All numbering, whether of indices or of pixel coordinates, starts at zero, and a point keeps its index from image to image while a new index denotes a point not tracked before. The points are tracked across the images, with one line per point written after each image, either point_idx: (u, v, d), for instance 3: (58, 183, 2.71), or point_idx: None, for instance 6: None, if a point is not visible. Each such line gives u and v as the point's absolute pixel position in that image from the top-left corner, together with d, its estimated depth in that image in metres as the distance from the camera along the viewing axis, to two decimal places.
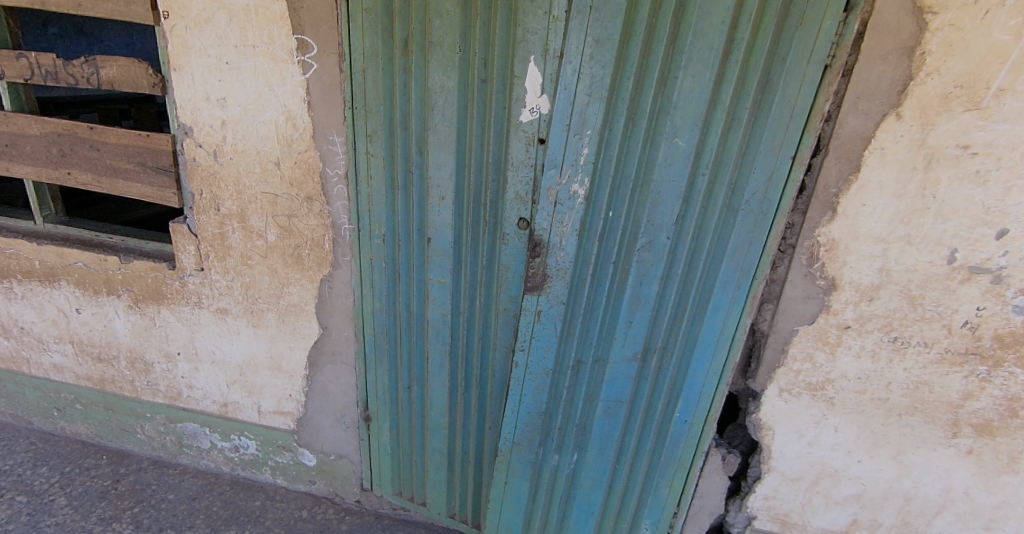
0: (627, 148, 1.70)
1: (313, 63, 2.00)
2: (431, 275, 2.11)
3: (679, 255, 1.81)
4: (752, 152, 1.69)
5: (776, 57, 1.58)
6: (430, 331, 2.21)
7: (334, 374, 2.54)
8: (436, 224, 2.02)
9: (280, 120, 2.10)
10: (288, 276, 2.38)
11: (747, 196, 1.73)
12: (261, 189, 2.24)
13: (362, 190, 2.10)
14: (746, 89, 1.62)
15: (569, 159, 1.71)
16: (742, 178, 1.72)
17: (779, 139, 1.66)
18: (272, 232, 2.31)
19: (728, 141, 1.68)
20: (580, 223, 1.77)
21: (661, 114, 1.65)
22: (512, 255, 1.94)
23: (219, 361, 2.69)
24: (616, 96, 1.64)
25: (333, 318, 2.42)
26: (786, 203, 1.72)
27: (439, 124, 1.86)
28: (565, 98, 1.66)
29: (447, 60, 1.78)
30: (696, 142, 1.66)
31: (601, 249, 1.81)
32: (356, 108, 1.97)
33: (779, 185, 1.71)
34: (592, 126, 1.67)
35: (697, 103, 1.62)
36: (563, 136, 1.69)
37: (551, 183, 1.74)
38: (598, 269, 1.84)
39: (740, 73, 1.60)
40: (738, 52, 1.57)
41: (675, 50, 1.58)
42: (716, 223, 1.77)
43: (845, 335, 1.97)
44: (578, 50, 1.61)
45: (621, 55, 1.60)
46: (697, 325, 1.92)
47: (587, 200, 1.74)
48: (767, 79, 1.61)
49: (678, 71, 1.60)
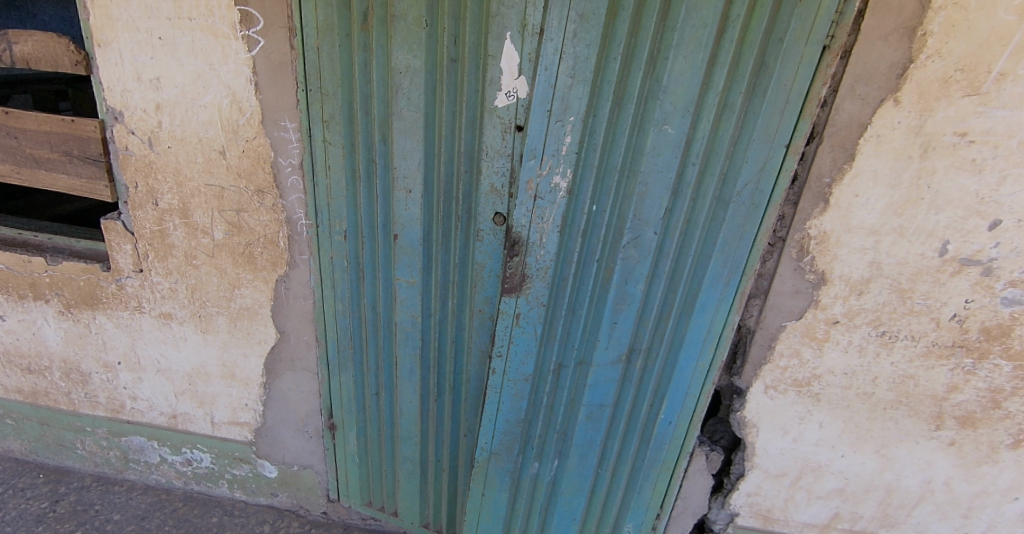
0: (613, 136, 1.55)
1: (259, 39, 1.76)
2: (399, 274, 1.94)
3: (666, 250, 1.69)
4: (745, 141, 1.57)
5: (772, 37, 1.46)
6: (399, 335, 2.04)
7: (293, 381, 2.35)
8: (403, 219, 1.84)
9: (224, 104, 1.87)
10: (239, 277, 2.17)
11: (739, 188, 1.62)
12: (205, 182, 2.00)
13: (320, 181, 1.90)
14: (740, 71, 1.50)
15: (550, 149, 1.56)
16: (733, 168, 1.61)
17: (773, 126, 1.55)
18: (219, 228, 2.08)
19: (720, 128, 1.56)
20: (561, 218, 1.62)
21: (649, 99, 1.51)
22: (487, 253, 1.79)
23: (165, 370, 2.45)
24: (601, 78, 1.49)
25: (291, 322, 2.22)
26: (779, 194, 1.62)
27: (404, 109, 1.68)
28: (545, 80, 1.50)
29: (412, 36, 1.59)
30: (687, 130, 1.53)
31: (583, 245, 1.67)
32: (310, 90, 1.76)
33: (772, 175, 1.60)
34: (575, 112, 1.52)
35: (688, 87, 1.49)
36: (542, 123, 1.54)
37: (530, 174, 1.59)
38: (581, 268, 1.70)
39: (734, 54, 1.47)
40: (733, 31, 1.45)
41: (665, 27, 1.44)
42: (706, 216, 1.66)
43: (833, 331, 1.88)
44: (560, 26, 1.45)
45: (607, 32, 1.45)
46: (683, 324, 1.81)
47: (570, 193, 1.60)
48: (762, 61, 1.49)
49: (669, 51, 1.46)
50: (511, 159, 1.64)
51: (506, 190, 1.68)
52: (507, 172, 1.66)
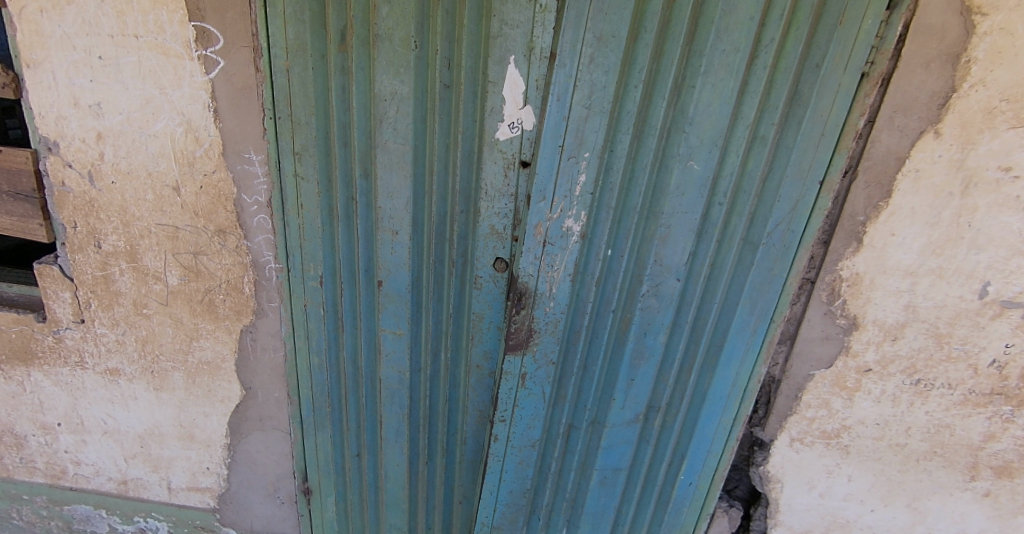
0: (632, 173, 1.37)
1: (218, 60, 1.52)
2: (383, 325, 1.70)
3: (689, 298, 1.51)
4: (776, 177, 1.38)
5: (808, 63, 1.28)
6: (384, 392, 1.80)
7: (262, 442, 2.07)
8: (388, 264, 1.61)
9: (177, 133, 1.62)
10: (197, 328, 1.90)
11: (770, 228, 1.42)
12: (156, 221, 1.74)
13: (291, 221, 1.65)
14: (772, 101, 1.31)
15: (562, 188, 1.36)
16: (767, 206, 1.40)
17: (807, 161, 1.35)
18: (173, 273, 1.81)
19: (749, 163, 1.37)
20: (574, 266, 1.43)
21: (673, 131, 1.33)
22: (486, 301, 1.59)
23: (113, 432, 2.15)
24: (620, 110, 1.31)
25: (258, 377, 1.96)
26: (812, 235, 1.41)
27: (389, 141, 1.46)
28: (554, 111, 1.31)
29: (398, 59, 1.37)
30: (714, 166, 1.35)
31: (598, 294, 1.48)
32: (278, 118, 1.53)
33: (805, 214, 1.40)
34: (591, 147, 1.33)
35: (717, 118, 1.31)
36: (551, 158, 1.34)
37: (538, 217, 1.39)
38: (595, 319, 1.51)
39: (765, 81, 1.29)
40: (766, 56, 1.27)
41: (691, 52, 1.27)
42: (734, 259, 1.46)
43: (865, 379, 1.72)
44: (573, 51, 1.26)
45: (626, 58, 1.27)
46: (705, 379, 1.61)
47: (583, 238, 1.41)
48: (795, 88, 1.30)
49: (695, 79, 1.29)
50: (515, 198, 1.45)
51: (508, 232, 1.49)
52: (511, 213, 1.46)
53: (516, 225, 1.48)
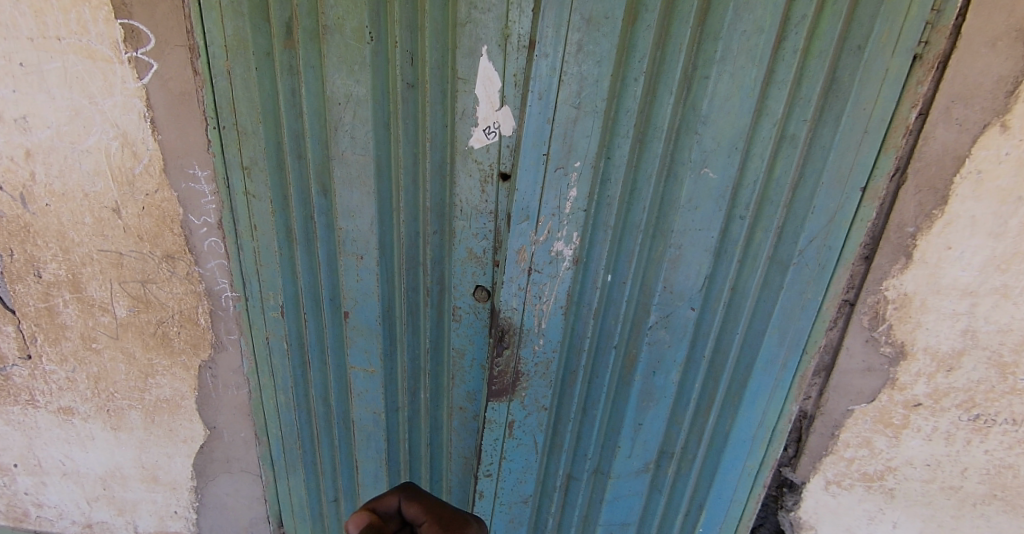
0: (635, 186, 1.14)
1: (150, 63, 1.31)
2: (353, 361, 1.49)
3: (705, 329, 1.27)
4: (809, 184, 1.13)
5: (848, 44, 1.03)
6: (358, 435, 1.60)
7: (231, 484, 1.87)
8: (354, 292, 1.40)
9: (113, 148, 1.41)
10: (152, 363, 1.70)
11: (802, 245, 1.17)
12: (98, 247, 1.54)
13: (245, 244, 1.44)
14: (803, 92, 1.07)
15: (550, 206, 1.14)
16: (798, 220, 1.16)
17: (847, 165, 1.10)
18: (121, 304, 1.61)
19: (776, 169, 1.13)
20: (566, 297, 1.21)
21: (682, 133, 1.10)
22: (466, 336, 1.36)
23: (73, 473, 1.93)
24: (617, 108, 1.08)
25: (222, 416, 1.76)
26: (852, 250, 1.17)
27: (347, 152, 1.24)
28: (535, 112, 1.08)
29: (350, 54, 1.15)
30: (732, 173, 1.12)
31: (596, 327, 1.25)
32: (222, 127, 1.31)
33: (844, 227, 1.16)
34: (582, 155, 1.11)
35: (736, 115, 1.08)
36: (534, 170, 1.12)
37: (522, 240, 1.17)
38: (594, 356, 1.29)
39: (795, 68, 1.05)
40: (797, 38, 1.03)
41: (702, 36, 1.04)
42: (758, 283, 1.22)
43: (913, 415, 1.45)
44: (556, 38, 1.03)
45: (623, 44, 1.04)
46: (726, 420, 1.37)
47: (576, 264, 1.18)
48: (832, 76, 1.05)
49: (709, 68, 1.06)
50: (495, 217, 1.22)
51: (489, 256, 1.26)
52: (491, 234, 1.24)
53: (497, 248, 1.26)
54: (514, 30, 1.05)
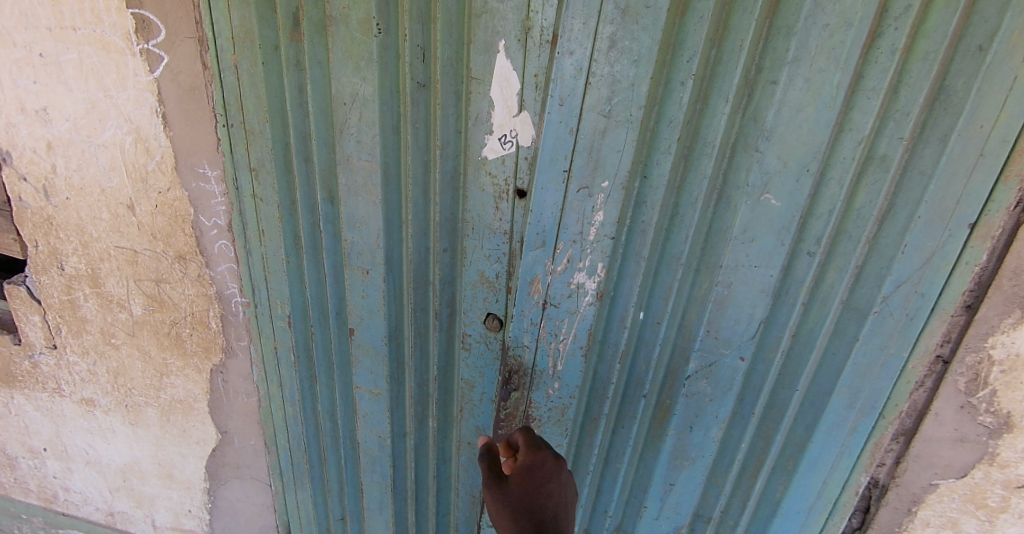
0: (675, 213, 0.99)
1: (162, 55, 1.24)
2: (359, 381, 1.40)
3: (756, 382, 1.08)
4: (901, 217, 0.90)
5: (967, 44, 0.79)
6: (364, 458, 1.51)
7: (241, 490, 1.81)
8: (361, 309, 1.29)
9: (126, 143, 1.36)
10: (166, 363, 1.66)
11: (887, 290, 0.94)
12: (114, 243, 1.50)
13: (254, 250, 1.35)
14: (900, 104, 0.84)
15: (570, 231, 1.03)
16: (881, 263, 0.93)
17: (952, 196, 0.87)
18: (137, 302, 1.57)
19: (858, 197, 0.91)
20: (587, 337, 1.12)
21: (741, 149, 0.92)
22: (477, 368, 1.25)
23: (95, 463, 1.93)
24: (658, 117, 0.93)
25: (233, 422, 1.69)
26: (955, 292, 0.93)
27: (353, 157, 1.13)
28: (555, 120, 0.95)
29: (357, 48, 1.03)
30: (797, 202, 0.92)
31: (623, 373, 1.15)
32: (230, 126, 1.22)
33: (943, 270, 0.92)
34: (609, 173, 0.98)
35: (808, 130, 0.88)
36: (554, 191, 1.01)
37: (537, 269, 1.08)
38: (620, 404, 1.19)
39: (892, 73, 0.82)
40: (898, 34, 0.80)
41: (769, 31, 0.84)
42: (827, 331, 1.01)
43: (1014, 498, 1.12)
44: (585, 32, 0.89)
45: (669, 40, 0.88)
46: (776, 487, 1.16)
47: (598, 301, 1.08)
48: (940, 84, 0.82)
49: (778, 71, 0.86)
50: (510, 238, 1.09)
51: (502, 282, 1.14)
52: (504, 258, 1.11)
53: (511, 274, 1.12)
54: (539, 24, 0.91)
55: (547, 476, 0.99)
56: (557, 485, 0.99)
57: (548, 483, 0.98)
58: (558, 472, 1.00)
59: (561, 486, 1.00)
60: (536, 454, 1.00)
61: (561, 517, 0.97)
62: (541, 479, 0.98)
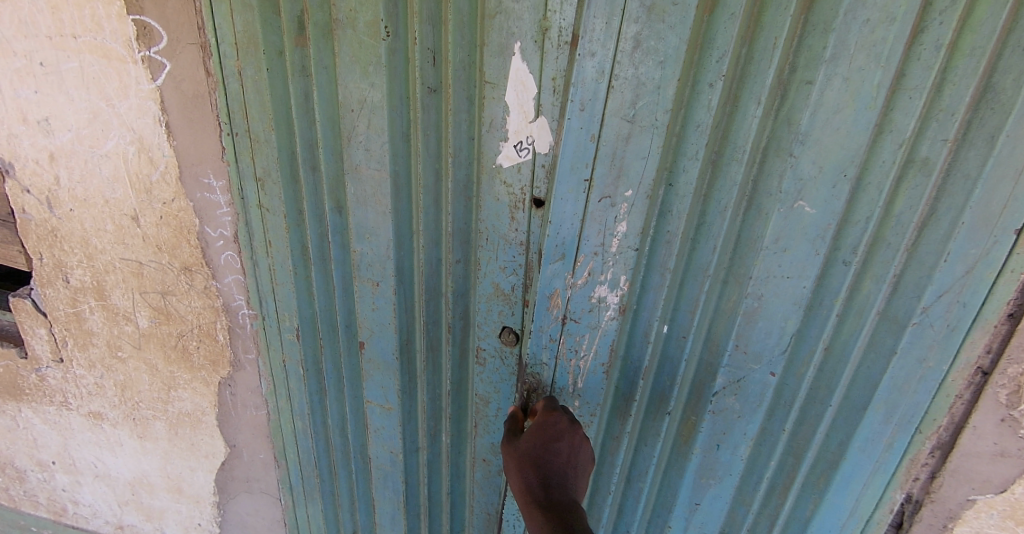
0: (703, 222, 0.95)
1: (164, 63, 1.21)
2: (369, 396, 1.36)
3: (787, 398, 1.03)
4: (944, 223, 0.84)
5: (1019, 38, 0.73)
6: (375, 473, 1.47)
7: (251, 504, 1.78)
8: (371, 322, 1.25)
9: (129, 153, 1.32)
10: (173, 376, 1.62)
11: (928, 301, 0.89)
12: (119, 255, 1.47)
13: (261, 261, 1.31)
14: (945, 103, 0.78)
15: (591, 242, 1.00)
16: (921, 272, 0.88)
17: (999, 200, 0.80)
18: (143, 315, 1.54)
19: (897, 203, 0.85)
20: (608, 353, 1.09)
21: (774, 153, 0.87)
22: (492, 383, 1.22)
23: (104, 476, 1.90)
24: (684, 120, 0.89)
25: (242, 435, 1.65)
26: (998, 306, 0.87)
27: (361, 166, 1.09)
28: (575, 126, 0.91)
29: (364, 53, 0.99)
30: (832, 209, 0.87)
31: (647, 388, 1.11)
32: (235, 134, 1.18)
33: (988, 279, 0.85)
34: (632, 182, 0.94)
35: (845, 133, 0.83)
36: (573, 200, 0.97)
37: (556, 282, 1.04)
38: (643, 420, 1.15)
39: (936, 71, 0.77)
40: (943, 29, 0.75)
41: (804, 28, 0.79)
42: (863, 343, 0.95)
43: None
44: (607, 33, 0.85)
45: (696, 39, 0.83)
46: (806, 505, 1.11)
47: (621, 314, 1.05)
48: (986, 82, 0.76)
49: (813, 71, 0.81)
50: (526, 249, 1.06)
51: (518, 294, 1.11)
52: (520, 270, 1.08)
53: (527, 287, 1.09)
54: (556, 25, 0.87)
55: (559, 434, 1.00)
56: (568, 446, 0.99)
57: (559, 441, 0.99)
58: (571, 432, 1.01)
59: (573, 449, 1.00)
60: (550, 414, 1.03)
61: (569, 474, 0.96)
62: (552, 435, 1.00)
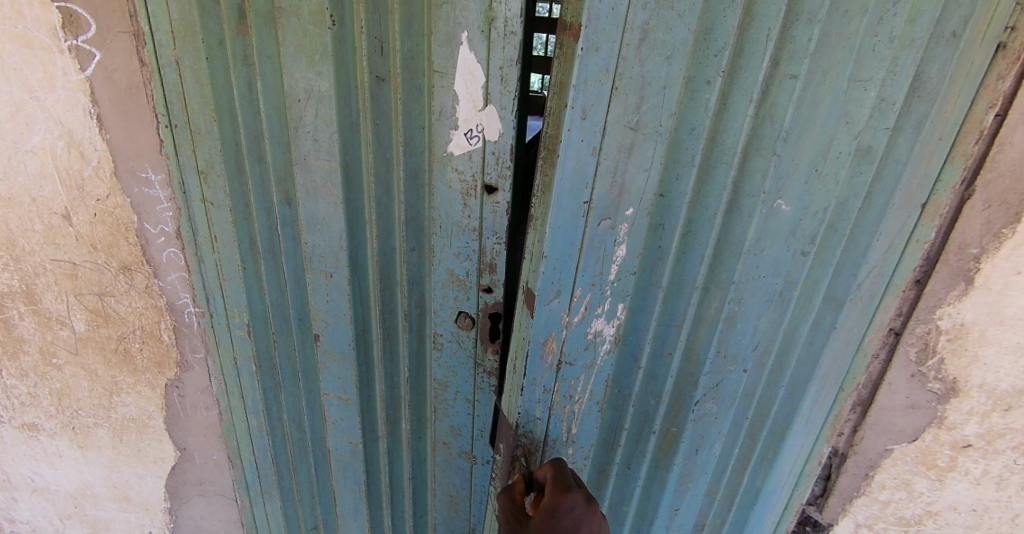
0: (691, 235, 0.97)
1: (93, 52, 1.15)
2: (326, 388, 1.36)
3: (751, 387, 1.12)
4: (877, 206, 0.93)
5: (944, 31, 0.80)
6: (336, 465, 1.48)
7: (206, 507, 1.73)
8: (325, 314, 1.25)
9: (58, 148, 1.25)
10: (115, 381, 1.55)
11: (861, 279, 0.99)
12: (50, 256, 1.38)
13: (206, 257, 1.26)
14: (887, 93, 0.84)
15: (589, 273, 0.97)
16: (857, 259, 0.97)
17: (917, 179, 0.92)
18: (79, 318, 1.46)
19: (847, 191, 0.92)
20: (602, 384, 1.09)
21: (756, 152, 0.91)
22: (449, 367, 1.28)
23: (42, 490, 1.80)
24: (687, 124, 0.89)
25: (193, 438, 1.61)
26: (906, 272, 1.01)
27: (310, 156, 1.09)
28: (576, 139, 0.86)
29: (309, 41, 0.99)
30: (801, 210, 0.94)
31: (636, 409, 1.15)
32: (174, 126, 1.13)
33: (899, 250, 0.99)
34: (633, 200, 0.92)
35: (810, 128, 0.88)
36: (570, 226, 0.92)
37: (553, 324, 0.99)
38: (631, 440, 1.19)
39: (886, 62, 0.82)
40: (896, 20, 0.79)
41: (789, 17, 0.81)
42: (809, 327, 1.04)
43: (961, 457, 1.14)
44: (614, 21, 0.79)
45: (699, 30, 0.82)
46: (758, 477, 1.22)
47: (614, 343, 1.06)
48: (919, 69, 0.83)
49: (798, 65, 0.84)
50: (479, 235, 1.11)
51: (473, 280, 1.16)
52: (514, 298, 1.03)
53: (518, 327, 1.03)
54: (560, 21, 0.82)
55: (576, 523, 0.88)
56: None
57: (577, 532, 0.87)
58: (588, 517, 0.89)
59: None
60: (563, 497, 0.90)
61: None
62: (567, 527, 0.87)
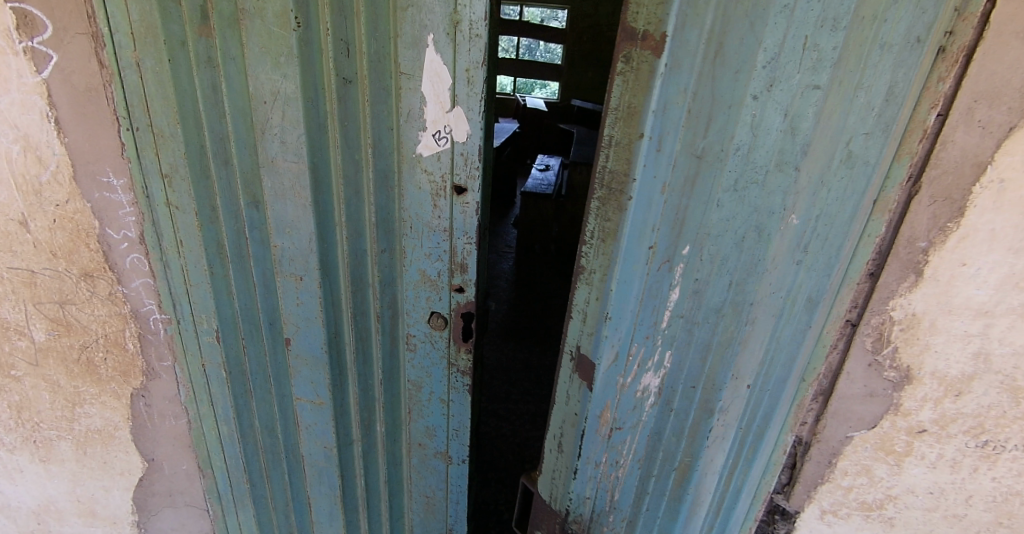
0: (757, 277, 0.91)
1: (49, 54, 1.12)
2: (299, 392, 1.36)
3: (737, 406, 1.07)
4: (846, 212, 0.84)
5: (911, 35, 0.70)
6: (311, 469, 1.47)
7: (176, 518, 1.69)
8: (296, 318, 1.26)
9: (13, 152, 1.21)
10: (78, 392, 1.51)
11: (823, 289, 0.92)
12: (6, 264, 1.33)
13: (172, 262, 1.24)
14: (877, 95, 0.75)
15: (645, 322, 1.03)
16: (823, 270, 0.89)
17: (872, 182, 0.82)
18: (38, 328, 1.41)
19: (825, 197, 0.84)
20: (641, 421, 1.15)
21: (777, 167, 0.83)
22: (423, 367, 1.32)
23: (3, 508, 1.73)
24: (744, 146, 0.83)
25: (161, 448, 1.57)
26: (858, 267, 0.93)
27: (278, 158, 1.09)
28: (650, 174, 0.91)
29: (274, 43, 0.98)
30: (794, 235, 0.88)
31: (670, 444, 1.16)
32: (136, 129, 1.11)
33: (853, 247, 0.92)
34: (689, 236, 0.93)
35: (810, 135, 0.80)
36: (631, 269, 1.00)
37: (613, 382, 1.12)
38: (661, 476, 1.21)
39: (887, 65, 0.73)
40: (895, 16, 0.69)
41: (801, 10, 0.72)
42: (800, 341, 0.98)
43: (917, 442, 1.16)
44: (694, 31, 0.78)
45: (768, 37, 0.75)
46: (729, 484, 1.19)
47: (659, 391, 1.10)
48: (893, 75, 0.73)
49: (820, 73, 0.75)
50: (450, 235, 1.16)
51: (445, 280, 1.21)
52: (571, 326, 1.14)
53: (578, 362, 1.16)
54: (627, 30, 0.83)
55: None
56: None
57: None
58: None
59: None
60: None
61: None
62: None
